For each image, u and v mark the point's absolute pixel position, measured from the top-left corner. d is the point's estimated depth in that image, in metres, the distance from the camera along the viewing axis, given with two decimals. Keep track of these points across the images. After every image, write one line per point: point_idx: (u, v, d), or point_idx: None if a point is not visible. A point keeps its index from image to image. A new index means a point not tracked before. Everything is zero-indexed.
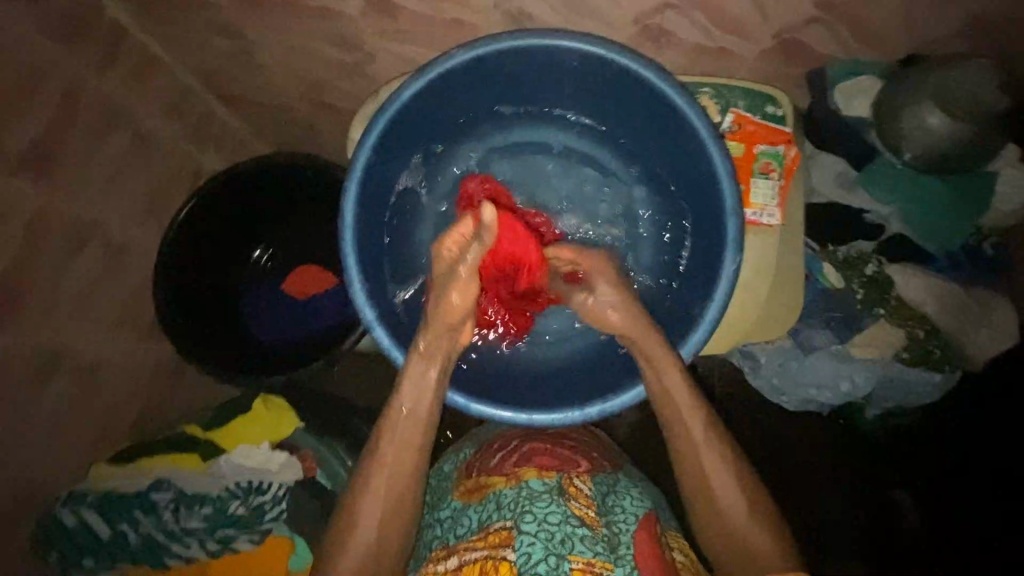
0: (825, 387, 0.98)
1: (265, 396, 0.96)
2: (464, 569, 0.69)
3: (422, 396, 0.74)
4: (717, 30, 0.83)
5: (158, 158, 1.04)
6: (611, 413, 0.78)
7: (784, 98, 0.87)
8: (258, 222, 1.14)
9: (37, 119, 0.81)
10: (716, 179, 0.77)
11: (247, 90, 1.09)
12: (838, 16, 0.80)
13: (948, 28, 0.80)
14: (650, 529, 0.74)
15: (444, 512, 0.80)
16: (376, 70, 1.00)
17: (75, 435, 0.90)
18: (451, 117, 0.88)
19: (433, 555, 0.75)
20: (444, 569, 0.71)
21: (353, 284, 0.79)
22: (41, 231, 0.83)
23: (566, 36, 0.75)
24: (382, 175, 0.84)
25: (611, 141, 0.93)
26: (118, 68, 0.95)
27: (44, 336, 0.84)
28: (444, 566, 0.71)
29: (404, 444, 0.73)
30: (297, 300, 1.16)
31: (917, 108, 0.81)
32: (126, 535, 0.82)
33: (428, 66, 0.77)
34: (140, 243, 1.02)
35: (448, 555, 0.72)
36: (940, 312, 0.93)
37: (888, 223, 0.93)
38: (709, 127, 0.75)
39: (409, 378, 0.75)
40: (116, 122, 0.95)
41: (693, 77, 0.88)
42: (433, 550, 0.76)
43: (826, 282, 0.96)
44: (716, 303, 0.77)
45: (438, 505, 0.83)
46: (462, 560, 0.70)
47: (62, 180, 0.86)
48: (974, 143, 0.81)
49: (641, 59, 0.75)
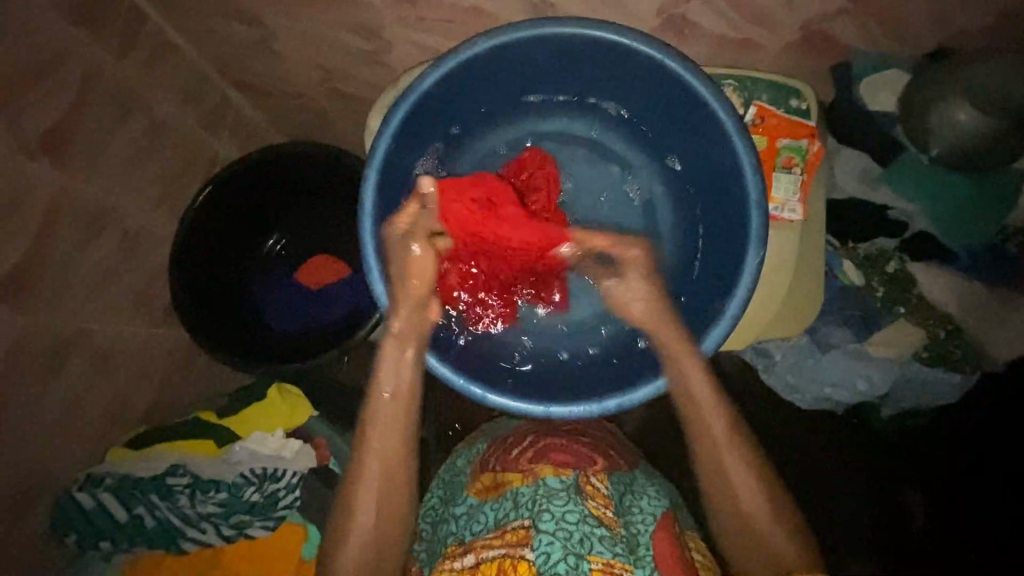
0: (840, 385, 0.97)
1: (280, 384, 0.96)
2: (483, 567, 0.70)
3: (405, 373, 0.78)
4: (742, 20, 0.82)
5: (174, 144, 1.03)
6: (628, 406, 0.78)
7: (808, 91, 0.85)
8: (272, 210, 1.14)
9: (55, 102, 0.81)
10: (740, 171, 0.76)
11: (264, 78, 1.09)
12: (867, 7, 0.79)
13: (978, 22, 0.79)
14: (669, 529, 0.75)
15: (459, 508, 0.80)
16: (394, 59, 0.99)
17: (89, 420, 0.90)
18: (471, 105, 0.87)
19: (449, 551, 0.76)
20: (461, 566, 0.72)
21: (370, 272, 0.79)
22: (59, 215, 0.83)
23: (590, 25, 0.74)
24: (401, 164, 0.84)
25: (631, 132, 0.93)
26: (136, 53, 0.94)
27: (61, 320, 0.84)
28: (462, 563, 0.72)
29: (394, 420, 0.76)
30: (309, 291, 1.16)
31: (945, 103, 0.79)
32: (142, 518, 0.82)
33: (450, 53, 0.76)
34: (155, 229, 1.02)
35: (465, 553, 0.73)
36: (960, 310, 0.93)
37: (910, 220, 0.92)
38: (734, 119, 0.74)
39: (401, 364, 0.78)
40: (133, 108, 0.95)
41: (716, 69, 0.87)
42: (450, 545, 0.76)
43: (846, 280, 0.95)
44: (739, 293, 0.76)
45: (453, 501, 0.82)
46: (481, 558, 0.71)
47: (80, 164, 0.86)
48: (1003, 139, 0.79)
49: (666, 49, 0.74)
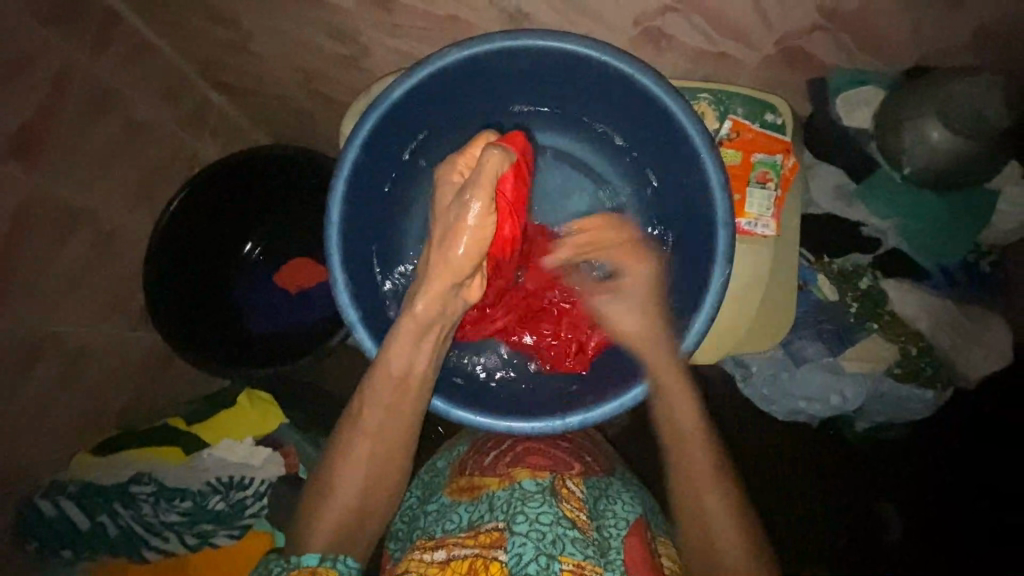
0: (814, 399, 0.97)
1: (250, 390, 0.97)
2: (452, 564, 0.69)
3: (420, 348, 0.74)
4: (718, 34, 0.81)
5: (150, 146, 1.03)
6: (593, 422, 0.78)
7: (784, 106, 0.85)
8: (250, 214, 1.13)
9: (24, 104, 0.80)
10: (709, 188, 0.76)
11: (243, 79, 1.08)
12: (843, 23, 0.78)
13: (954, 40, 0.78)
14: (641, 534, 0.74)
15: (432, 505, 0.80)
16: (372, 64, 0.98)
17: (59, 423, 0.90)
18: (444, 116, 0.87)
19: (419, 544, 0.75)
20: (431, 560, 0.70)
21: (336, 283, 0.78)
22: (31, 218, 0.83)
23: (563, 38, 0.73)
24: (371, 173, 0.83)
25: (608, 147, 0.92)
26: (110, 54, 0.93)
27: (30, 323, 0.83)
28: (432, 557, 0.71)
29: (386, 402, 0.73)
30: (290, 293, 1.16)
31: (917, 123, 0.79)
32: (104, 526, 0.82)
33: (421, 64, 0.75)
34: (130, 231, 1.01)
35: (436, 547, 0.72)
36: (933, 326, 0.92)
37: (884, 237, 0.92)
38: (705, 136, 0.74)
39: (400, 345, 0.73)
40: (107, 111, 0.94)
41: (692, 82, 0.86)
42: (419, 540, 0.75)
43: (821, 294, 0.95)
44: (708, 308, 0.75)
45: (428, 497, 0.83)
46: (450, 555, 0.70)
47: (50, 166, 0.85)
48: (974, 161, 0.80)
49: (639, 64, 0.73)
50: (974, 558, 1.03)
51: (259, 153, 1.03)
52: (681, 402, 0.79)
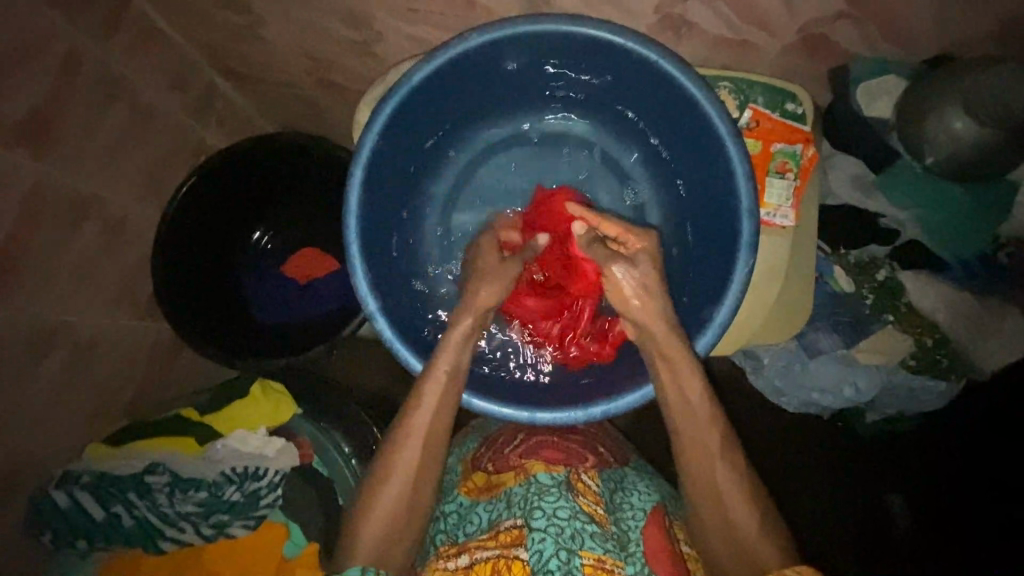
0: (827, 391, 0.97)
1: (262, 380, 0.95)
2: (475, 568, 0.69)
3: (465, 347, 0.75)
4: (741, 21, 0.80)
5: (159, 133, 1.01)
6: (614, 414, 0.77)
7: (805, 96, 0.84)
8: (259, 203, 1.12)
9: (34, 88, 0.79)
10: (732, 178, 0.75)
11: (252, 65, 1.06)
12: (866, 11, 0.77)
13: (979, 28, 0.78)
14: (660, 522, 0.74)
15: (449, 506, 0.80)
16: (385, 50, 0.96)
17: (71, 413, 0.89)
18: (461, 104, 0.85)
19: (441, 550, 0.75)
20: (454, 567, 0.71)
21: (354, 271, 0.77)
22: (40, 205, 0.81)
23: (585, 23, 0.72)
24: (388, 162, 0.82)
25: (627, 136, 0.91)
26: (118, 37, 0.91)
27: (40, 313, 0.82)
28: (454, 563, 0.71)
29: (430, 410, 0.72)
30: (298, 284, 1.14)
31: (941, 113, 0.78)
32: (120, 517, 0.81)
33: (441, 50, 0.74)
34: (139, 219, 1.00)
35: (458, 553, 0.72)
36: (950, 318, 0.91)
37: (902, 228, 0.91)
38: (728, 124, 0.73)
39: (449, 343, 0.74)
40: (115, 96, 0.92)
41: (712, 70, 0.86)
42: (440, 546, 0.76)
43: (837, 286, 0.95)
44: (729, 300, 0.75)
45: (442, 498, 0.83)
46: (473, 558, 0.70)
47: (59, 153, 0.83)
48: (996, 152, 0.79)
49: (662, 51, 0.72)
50: (986, 551, 1.00)
51: (271, 141, 1.02)
52: (695, 405, 0.70)
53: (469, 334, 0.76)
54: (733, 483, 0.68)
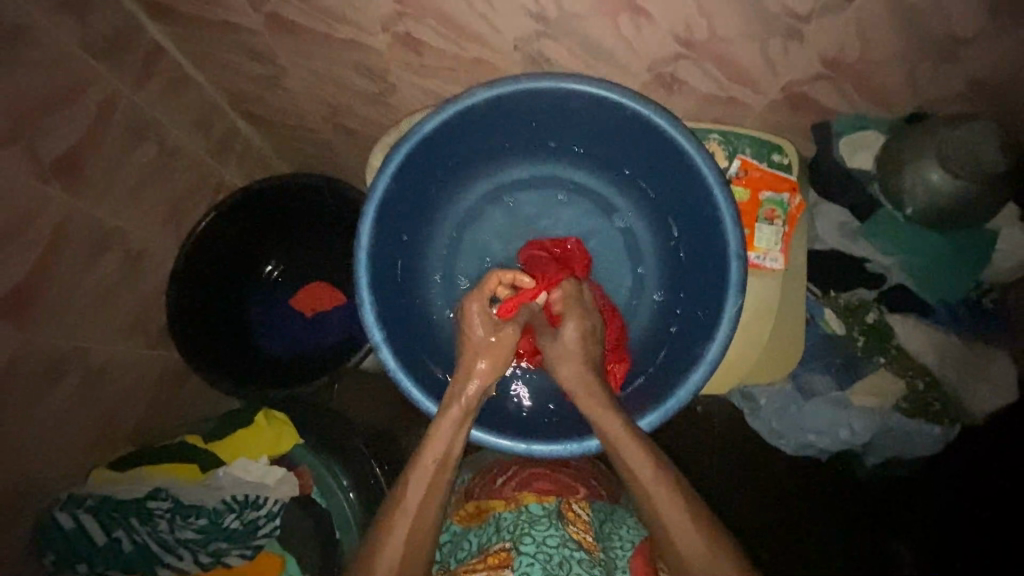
0: (823, 432, 0.98)
1: (266, 409, 0.97)
2: None
3: (457, 433, 0.74)
4: (727, 80, 0.86)
5: (181, 172, 1.08)
6: (609, 446, 0.78)
7: (790, 148, 0.89)
8: (274, 238, 1.17)
9: (69, 130, 0.85)
10: (721, 223, 0.79)
11: (272, 111, 1.13)
12: (842, 73, 0.83)
13: (950, 88, 0.83)
14: (647, 554, 0.73)
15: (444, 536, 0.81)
16: (398, 99, 1.04)
17: (80, 437, 0.91)
18: (468, 150, 0.91)
19: None
20: None
21: (363, 304, 0.81)
22: (66, 237, 0.86)
23: (582, 81, 0.79)
24: (398, 203, 0.87)
25: (625, 183, 0.97)
26: (150, 84, 0.99)
27: (57, 339, 0.86)
28: None
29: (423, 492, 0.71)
30: (303, 317, 1.18)
31: (917, 165, 0.83)
32: (119, 542, 0.82)
33: (449, 103, 0.80)
34: (157, 251, 1.05)
35: None
36: (939, 363, 0.94)
37: (889, 273, 0.95)
38: (716, 172, 0.78)
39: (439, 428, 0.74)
40: (144, 138, 0.99)
41: (703, 124, 0.92)
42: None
43: (828, 328, 0.97)
44: (721, 337, 0.78)
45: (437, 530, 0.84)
46: None
47: (88, 188, 0.89)
48: (973, 201, 0.83)
49: (652, 105, 0.78)
50: None
51: (289, 183, 1.08)
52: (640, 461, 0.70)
53: (459, 422, 0.75)
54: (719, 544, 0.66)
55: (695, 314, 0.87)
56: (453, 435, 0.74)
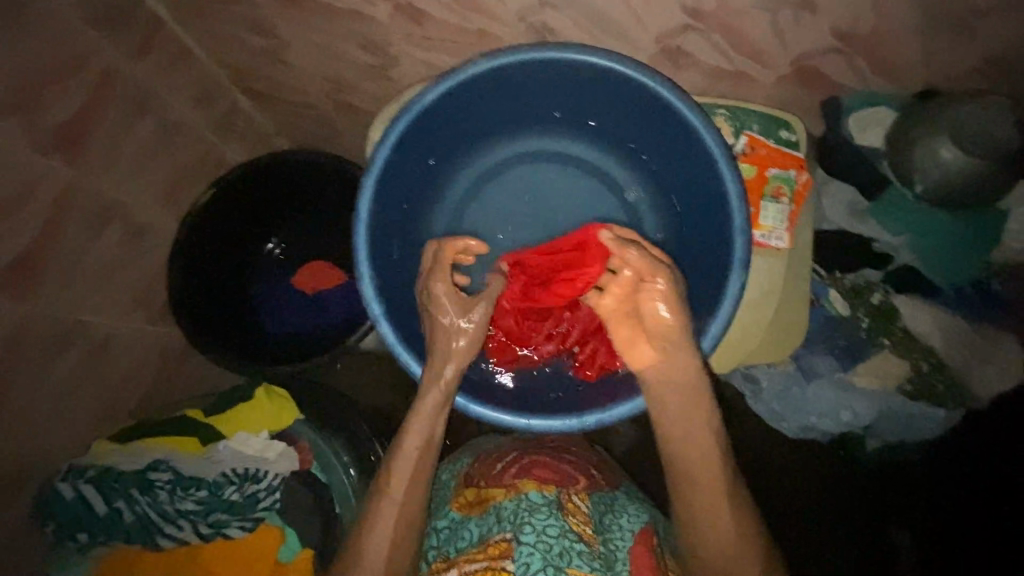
0: (826, 414, 0.97)
1: (267, 384, 0.96)
2: None
3: (435, 412, 0.76)
4: (736, 53, 0.84)
5: (182, 147, 1.06)
6: (607, 423, 0.78)
7: (798, 124, 0.88)
8: (276, 216, 1.16)
9: (68, 101, 0.84)
10: (726, 197, 0.78)
11: (273, 86, 1.12)
12: (856, 46, 0.81)
13: (964, 63, 0.81)
14: (648, 542, 0.75)
15: (443, 521, 0.81)
16: (400, 75, 1.02)
17: (82, 410, 0.92)
18: (469, 123, 0.90)
19: (432, 566, 0.76)
20: None
21: (363, 277, 0.80)
22: (67, 209, 0.86)
23: (586, 51, 0.77)
24: (399, 174, 0.86)
25: (628, 158, 0.95)
26: (150, 56, 0.97)
27: (59, 311, 0.86)
28: None
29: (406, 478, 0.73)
30: (305, 295, 1.17)
31: (931, 142, 0.81)
32: (120, 512, 0.82)
33: (451, 73, 0.78)
34: (158, 226, 1.04)
35: (448, 568, 0.73)
36: (944, 344, 0.93)
37: (896, 254, 0.93)
38: (722, 146, 0.76)
39: (421, 411, 0.76)
40: (144, 111, 0.98)
41: (711, 99, 0.90)
42: (434, 562, 0.76)
43: (833, 309, 0.96)
44: (722, 317, 0.77)
45: (435, 513, 0.84)
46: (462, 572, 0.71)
47: (87, 161, 0.88)
48: (986, 179, 0.81)
49: (658, 76, 0.76)
50: None
51: (291, 158, 1.07)
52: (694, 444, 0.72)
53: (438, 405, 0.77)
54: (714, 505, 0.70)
55: (694, 295, 0.87)
56: (436, 420, 0.76)
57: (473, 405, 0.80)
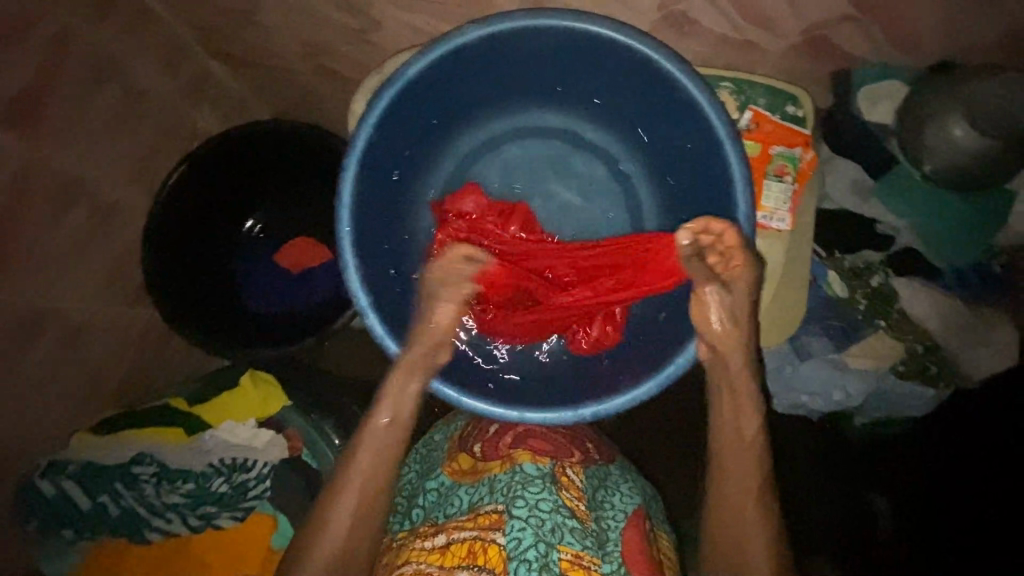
0: (817, 394, 0.96)
1: (251, 371, 0.94)
2: (452, 548, 0.68)
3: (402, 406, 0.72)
4: (745, 20, 0.79)
5: (150, 118, 0.99)
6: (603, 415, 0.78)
7: (805, 98, 0.83)
8: (257, 188, 1.10)
9: (21, 70, 0.77)
10: (730, 179, 0.74)
11: (247, 51, 1.04)
12: (871, 14, 0.76)
13: (985, 33, 0.76)
14: (640, 524, 0.74)
15: (431, 483, 0.79)
16: (383, 39, 0.95)
17: (60, 398, 0.89)
18: (456, 97, 0.84)
19: (419, 530, 0.73)
20: (431, 546, 0.69)
21: (348, 266, 0.77)
22: (26, 189, 0.80)
23: (584, 19, 0.71)
24: (384, 153, 0.81)
25: (623, 134, 0.91)
26: (110, 18, 0.89)
27: (27, 298, 0.81)
28: (432, 543, 0.70)
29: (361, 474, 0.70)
30: (291, 273, 1.13)
31: (943, 119, 0.78)
32: (107, 506, 0.83)
33: (438, 43, 0.72)
34: (129, 205, 0.98)
35: (436, 533, 0.71)
36: (940, 327, 0.92)
37: (898, 235, 0.91)
38: (727, 125, 0.72)
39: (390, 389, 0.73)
40: (107, 80, 0.90)
41: (715, 70, 0.85)
42: (421, 525, 0.74)
43: (831, 291, 0.93)
44: None
45: (426, 474, 0.81)
46: (450, 538, 0.69)
47: (47, 137, 0.81)
48: (998, 159, 0.78)
49: (662, 49, 0.71)
50: None
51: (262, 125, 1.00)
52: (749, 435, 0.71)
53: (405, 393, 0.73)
54: (737, 472, 0.70)
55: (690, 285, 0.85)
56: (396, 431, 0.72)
57: (446, 389, 0.78)
